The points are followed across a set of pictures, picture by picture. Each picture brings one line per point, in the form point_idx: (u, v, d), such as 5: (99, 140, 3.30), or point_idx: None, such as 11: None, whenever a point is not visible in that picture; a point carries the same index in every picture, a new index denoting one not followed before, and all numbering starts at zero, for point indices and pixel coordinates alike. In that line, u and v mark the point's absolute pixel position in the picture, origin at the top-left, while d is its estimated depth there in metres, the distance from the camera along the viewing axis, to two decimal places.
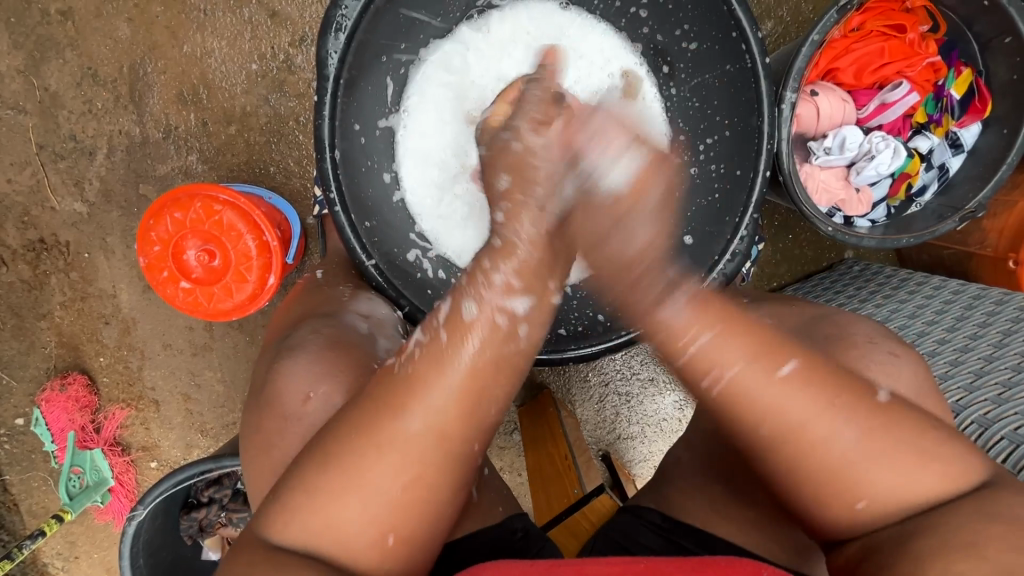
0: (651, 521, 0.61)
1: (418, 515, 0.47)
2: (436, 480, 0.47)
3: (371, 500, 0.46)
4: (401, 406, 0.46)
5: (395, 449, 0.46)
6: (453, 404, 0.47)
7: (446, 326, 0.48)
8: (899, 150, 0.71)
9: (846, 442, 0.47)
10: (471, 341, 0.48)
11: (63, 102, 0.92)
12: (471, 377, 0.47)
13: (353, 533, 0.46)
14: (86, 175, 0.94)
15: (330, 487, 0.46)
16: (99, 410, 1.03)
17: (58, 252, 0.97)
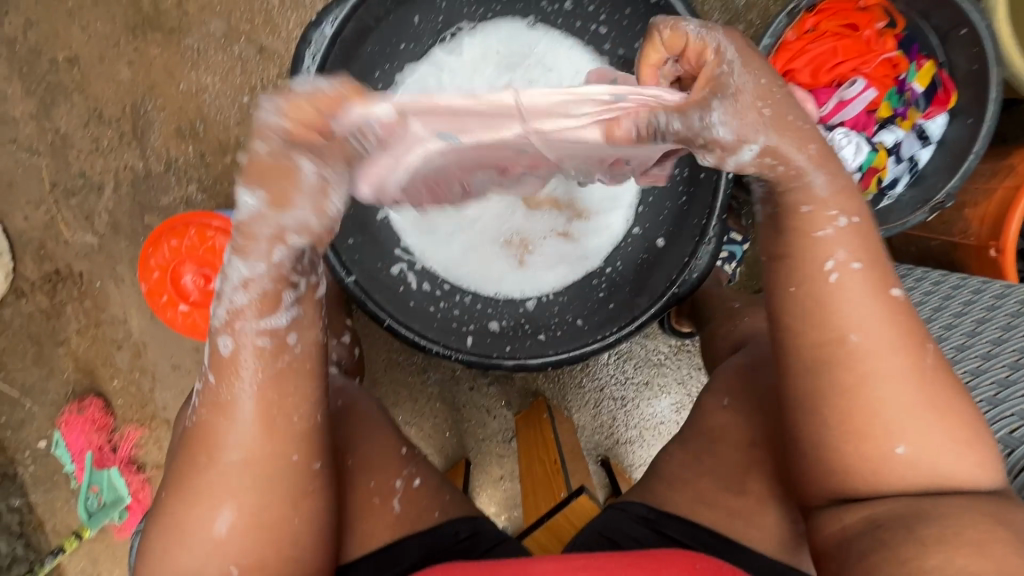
0: (636, 512, 0.60)
1: (266, 544, 0.46)
2: (270, 505, 0.46)
3: (208, 539, 0.45)
4: (206, 452, 0.45)
5: (213, 489, 0.45)
6: (252, 430, 0.45)
7: (212, 366, 0.45)
8: (861, 145, 0.71)
9: (897, 406, 0.43)
10: (246, 369, 0.44)
11: (73, 142, 0.98)
12: (257, 400, 0.45)
13: (204, 572, 0.45)
14: (96, 209, 1.00)
15: (163, 542, 0.46)
16: (115, 430, 1.08)
17: (72, 282, 1.03)
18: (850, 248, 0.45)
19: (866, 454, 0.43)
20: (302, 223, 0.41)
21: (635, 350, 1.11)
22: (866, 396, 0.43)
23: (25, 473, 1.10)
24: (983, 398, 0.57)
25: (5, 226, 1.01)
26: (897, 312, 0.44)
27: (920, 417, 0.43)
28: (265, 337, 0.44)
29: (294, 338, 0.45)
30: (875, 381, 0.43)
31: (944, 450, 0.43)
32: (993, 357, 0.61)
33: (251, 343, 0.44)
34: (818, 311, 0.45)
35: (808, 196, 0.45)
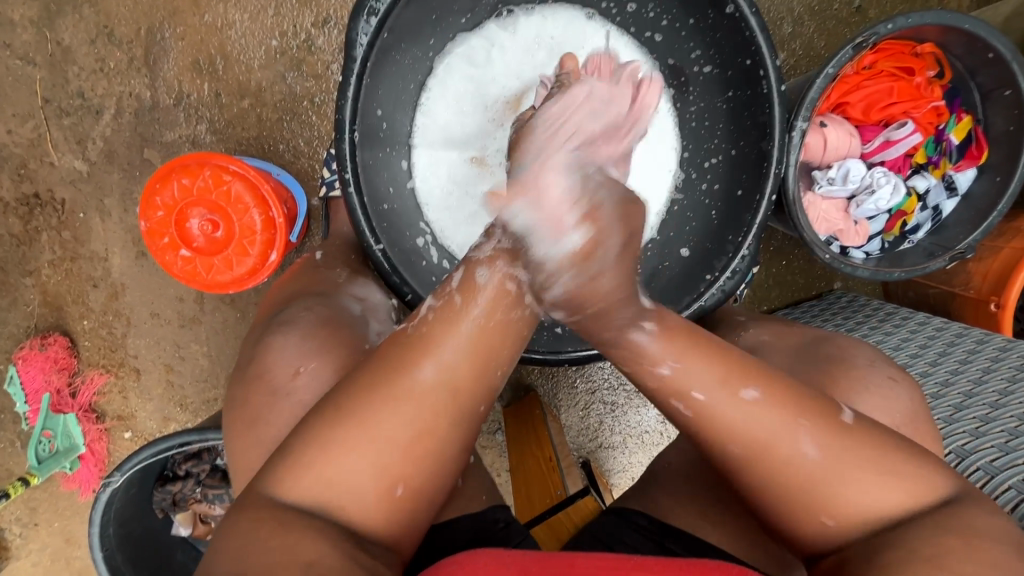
0: (636, 522, 0.60)
1: (429, 469, 0.48)
2: (448, 431, 0.49)
3: (381, 450, 0.47)
4: (416, 359, 0.48)
5: (411, 400, 0.47)
6: (465, 359, 0.49)
7: (458, 290, 0.51)
8: (899, 187, 0.74)
9: (808, 461, 0.48)
10: (481, 301, 0.50)
11: (75, 58, 0.90)
12: (482, 332, 0.50)
13: (365, 484, 0.47)
14: (90, 134, 0.93)
15: (340, 441, 0.46)
16: (77, 374, 1.01)
17: (52, 209, 0.95)
18: (678, 389, 0.51)
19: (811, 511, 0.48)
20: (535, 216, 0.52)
21: None
22: (782, 473, 0.49)
23: None
24: (994, 444, 0.60)
25: None
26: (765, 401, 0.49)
27: (844, 468, 0.48)
28: (499, 293, 0.50)
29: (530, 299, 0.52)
30: (773, 453, 0.49)
31: (867, 484, 0.47)
32: (1001, 407, 0.64)
33: (482, 274, 0.51)
34: (717, 428, 0.50)
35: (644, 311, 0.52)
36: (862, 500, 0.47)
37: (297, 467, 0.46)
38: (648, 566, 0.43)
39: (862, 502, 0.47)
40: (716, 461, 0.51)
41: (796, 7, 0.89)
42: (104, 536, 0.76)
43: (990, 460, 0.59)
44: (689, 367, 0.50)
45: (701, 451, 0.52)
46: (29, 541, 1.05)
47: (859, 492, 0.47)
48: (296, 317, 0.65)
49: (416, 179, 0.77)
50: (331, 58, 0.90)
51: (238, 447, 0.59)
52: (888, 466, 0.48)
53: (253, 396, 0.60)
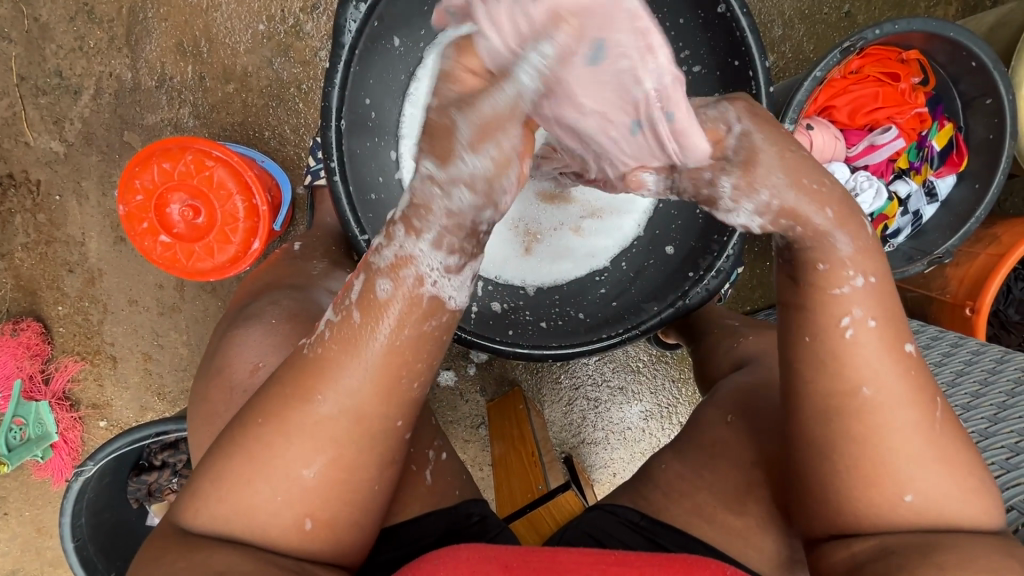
0: (628, 519, 0.60)
1: (344, 500, 0.45)
2: (360, 459, 0.44)
3: (286, 483, 0.43)
4: (310, 389, 0.43)
5: (307, 432, 0.43)
6: (369, 384, 0.44)
7: (358, 304, 0.44)
8: (881, 191, 0.75)
9: (914, 442, 0.46)
10: (387, 319, 0.43)
11: (53, 35, 0.88)
12: (386, 356, 0.44)
13: (269, 520, 0.43)
14: (68, 115, 0.90)
15: (238, 472, 0.44)
16: (51, 360, 0.99)
17: (27, 190, 0.92)
18: (851, 312, 0.46)
19: (878, 496, 0.46)
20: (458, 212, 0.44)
21: (617, 355, 1.12)
22: (880, 443, 0.46)
23: None
24: (1005, 445, 0.59)
25: None
26: (908, 366, 0.47)
27: (924, 470, 0.46)
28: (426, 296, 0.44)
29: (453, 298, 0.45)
30: (879, 419, 0.46)
31: (938, 488, 0.46)
32: (973, 409, 0.65)
33: (380, 289, 0.44)
34: (835, 363, 0.47)
35: (828, 252, 0.47)
36: (942, 494, 0.46)
37: (199, 499, 0.44)
38: (634, 562, 0.43)
39: (938, 497, 0.45)
40: (802, 399, 0.48)
41: (787, 10, 0.90)
42: (76, 525, 0.74)
43: (1007, 458, 0.58)
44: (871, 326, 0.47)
45: (806, 391, 0.48)
46: None
47: (936, 486, 0.46)
48: (263, 310, 0.64)
49: (404, 169, 0.76)
50: (319, 44, 0.89)
51: (201, 443, 0.57)
52: (973, 477, 0.46)
53: (214, 391, 0.59)
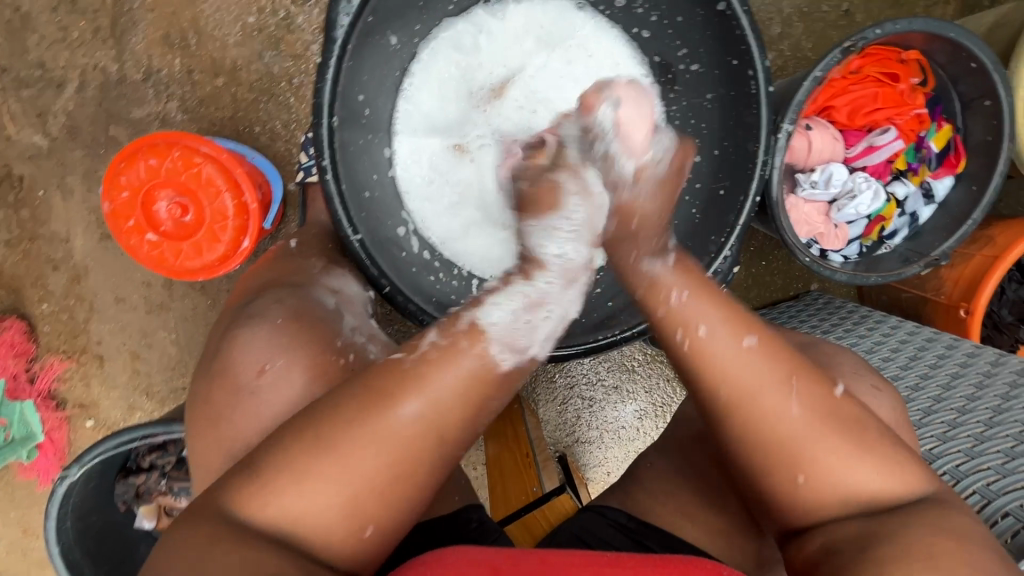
0: (616, 520, 0.59)
1: (403, 510, 0.48)
2: (426, 476, 0.48)
3: (357, 490, 0.46)
4: (403, 400, 0.46)
5: (393, 441, 0.46)
6: (456, 405, 0.48)
7: (465, 334, 0.49)
8: (879, 193, 0.74)
9: (798, 423, 0.49)
10: (484, 343, 0.49)
11: (36, 27, 0.85)
12: (475, 382, 0.48)
13: (333, 522, 0.46)
14: (51, 108, 0.88)
15: (319, 471, 0.45)
16: (36, 360, 0.97)
17: (9, 185, 0.90)
18: (686, 320, 0.52)
19: (798, 485, 0.49)
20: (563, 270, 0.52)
21: (612, 354, 1.11)
22: (777, 431, 0.49)
23: None
24: (1000, 450, 0.59)
25: None
26: (786, 358, 0.51)
27: (841, 455, 0.48)
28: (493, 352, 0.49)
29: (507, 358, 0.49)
30: (763, 406, 0.49)
31: (864, 468, 0.48)
32: (968, 412, 0.65)
33: (489, 321, 0.49)
34: (729, 384, 0.50)
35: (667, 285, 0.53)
36: (835, 474, 0.48)
37: (265, 496, 0.45)
38: (632, 565, 0.42)
39: (861, 479, 0.48)
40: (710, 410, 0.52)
41: (785, 8, 0.89)
42: (60, 529, 0.73)
43: (1002, 462, 0.58)
44: (759, 344, 0.51)
45: (702, 396, 0.52)
46: None
47: (831, 466, 0.48)
48: (267, 308, 0.62)
49: (397, 167, 0.74)
50: (311, 38, 0.87)
51: (212, 447, 0.57)
52: (866, 449, 0.49)
53: (219, 393, 0.58)
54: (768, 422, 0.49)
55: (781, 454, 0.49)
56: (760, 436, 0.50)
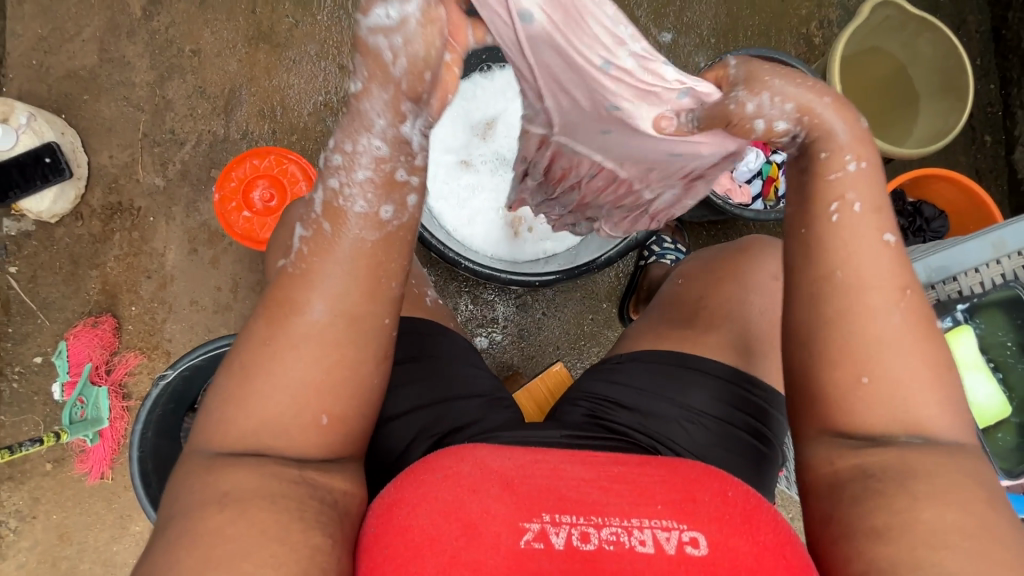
0: (609, 360, 0.79)
1: (345, 396, 0.53)
2: (355, 357, 0.53)
3: (293, 389, 0.52)
4: (296, 304, 0.53)
5: (306, 339, 0.52)
6: (352, 286, 0.53)
7: (325, 216, 0.54)
8: (760, 156, 1.07)
9: (895, 331, 0.52)
10: (351, 223, 0.54)
11: (173, 108, 1.22)
12: (358, 252, 0.54)
13: (286, 425, 0.52)
14: (172, 159, 1.21)
15: (252, 390, 0.52)
16: (116, 354, 1.16)
17: (129, 214, 1.19)
18: (840, 194, 0.54)
19: (847, 387, 0.53)
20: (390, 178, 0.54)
21: (600, 339, 1.27)
22: (844, 329, 0.53)
23: (7, 389, 1.15)
24: None
25: (90, 159, 1.19)
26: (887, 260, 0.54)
27: (906, 377, 0.52)
28: (363, 217, 0.54)
29: (389, 212, 0.54)
30: (866, 304, 0.53)
31: (906, 389, 0.52)
32: None
33: (352, 207, 0.54)
34: (810, 260, 0.55)
35: (828, 141, 0.55)
36: (894, 392, 0.52)
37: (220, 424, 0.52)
38: (630, 475, 0.53)
39: (894, 394, 0.52)
40: (782, 317, 0.56)
41: None
42: (143, 435, 0.88)
43: None
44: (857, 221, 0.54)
45: (793, 273, 0.56)
46: (22, 534, 1.13)
47: (895, 379, 0.52)
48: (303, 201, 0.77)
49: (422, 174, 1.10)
50: None
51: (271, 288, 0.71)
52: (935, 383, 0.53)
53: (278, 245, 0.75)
54: (852, 326, 0.53)
55: (835, 362, 0.53)
56: (838, 347, 0.53)
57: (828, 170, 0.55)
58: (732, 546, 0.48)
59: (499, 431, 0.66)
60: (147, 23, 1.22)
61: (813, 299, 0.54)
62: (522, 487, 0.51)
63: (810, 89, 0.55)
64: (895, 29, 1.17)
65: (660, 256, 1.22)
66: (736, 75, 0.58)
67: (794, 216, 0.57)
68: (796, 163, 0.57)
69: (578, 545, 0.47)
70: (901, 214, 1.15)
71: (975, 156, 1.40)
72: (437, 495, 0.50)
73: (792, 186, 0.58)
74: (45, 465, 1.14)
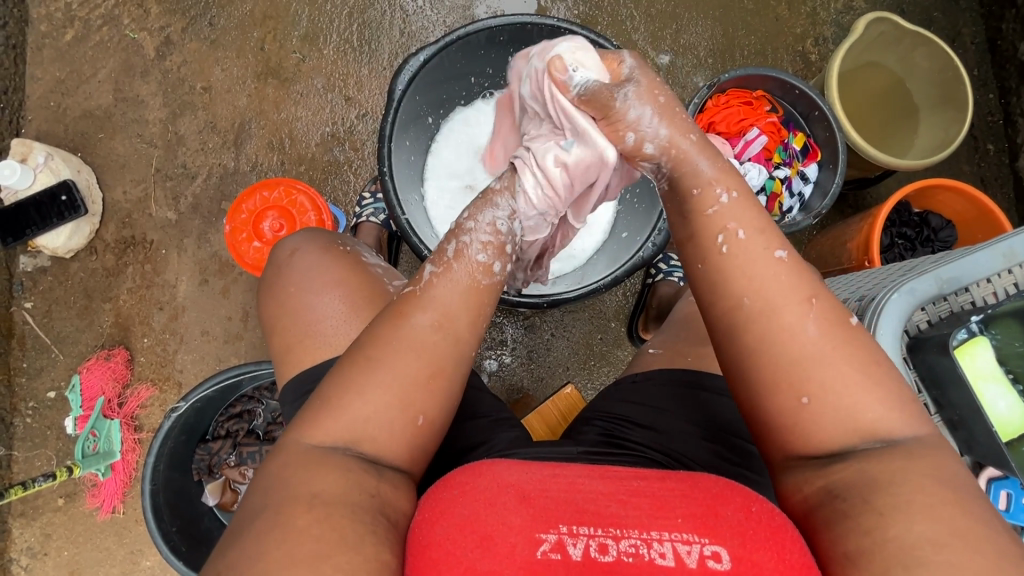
0: (624, 378, 0.79)
1: (441, 402, 0.55)
2: (453, 371, 0.56)
3: (386, 394, 0.53)
4: (410, 312, 0.56)
5: (411, 344, 0.55)
6: (461, 305, 0.57)
7: (451, 258, 0.58)
8: (762, 172, 1.08)
9: (816, 344, 0.52)
10: (465, 267, 0.58)
11: (185, 143, 1.25)
12: (471, 284, 0.58)
13: (381, 430, 0.53)
14: (184, 193, 1.24)
15: (351, 387, 0.54)
16: (129, 386, 1.17)
17: (141, 247, 1.21)
18: (723, 224, 0.57)
19: (779, 404, 0.52)
20: (495, 242, 0.59)
21: (610, 358, 1.27)
22: (776, 347, 0.53)
23: (21, 424, 1.15)
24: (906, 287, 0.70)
25: (105, 196, 1.22)
26: (793, 269, 0.55)
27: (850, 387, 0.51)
28: (478, 266, 0.58)
29: (499, 267, 0.59)
30: (772, 319, 0.53)
31: (845, 399, 0.51)
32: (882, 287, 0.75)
33: (470, 257, 0.58)
34: (721, 279, 0.56)
35: (698, 178, 0.58)
36: (839, 399, 0.51)
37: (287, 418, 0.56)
38: (647, 489, 0.51)
39: (824, 405, 0.51)
40: (715, 326, 0.57)
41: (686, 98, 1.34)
42: (156, 469, 0.87)
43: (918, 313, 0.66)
44: (741, 241, 0.56)
45: (706, 311, 0.57)
46: (33, 572, 1.12)
47: (828, 381, 0.51)
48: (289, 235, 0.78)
49: (427, 202, 1.11)
50: (366, 138, 1.28)
51: (270, 327, 0.72)
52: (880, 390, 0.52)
53: (264, 282, 0.75)
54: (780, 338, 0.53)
55: (769, 375, 0.53)
56: (771, 355, 0.53)
57: (708, 206, 0.57)
58: (755, 563, 0.46)
59: (522, 448, 0.66)
60: (160, 63, 1.26)
61: (723, 316, 0.56)
62: (539, 500, 0.49)
63: (666, 127, 0.59)
64: (890, 43, 1.18)
65: (668, 273, 1.23)
66: (629, 72, 0.61)
67: (689, 251, 0.59)
68: (668, 198, 0.60)
69: (596, 557, 0.46)
70: (906, 224, 1.16)
71: (979, 165, 1.40)
72: (455, 510, 0.49)
73: (676, 218, 0.60)
74: (57, 500, 1.13)
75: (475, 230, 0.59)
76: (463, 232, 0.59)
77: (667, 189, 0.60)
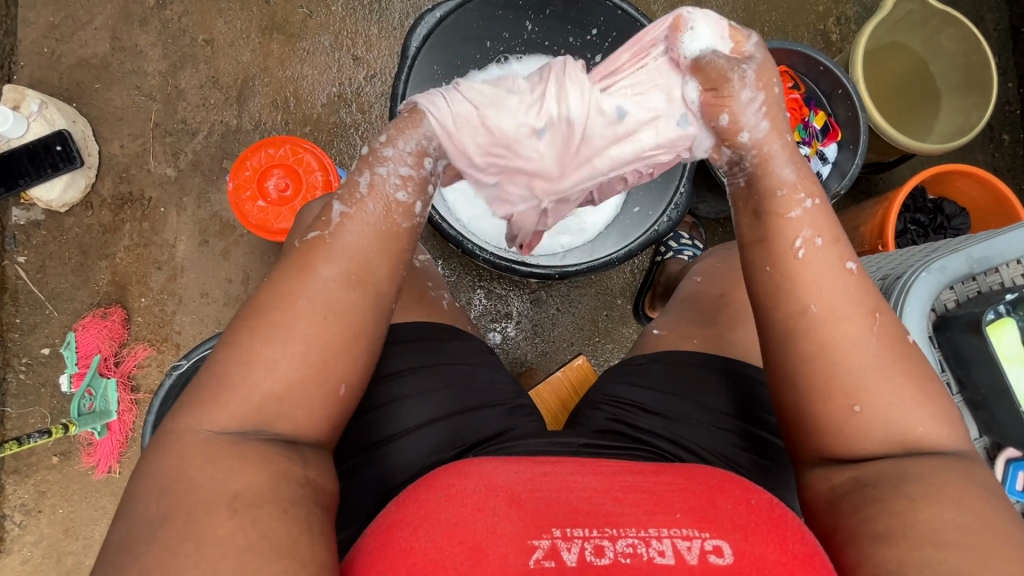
0: (633, 359, 0.76)
1: (362, 363, 0.53)
2: (375, 328, 0.53)
3: (297, 356, 0.50)
4: (318, 265, 0.52)
5: (320, 295, 0.51)
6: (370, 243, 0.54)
7: (367, 195, 0.56)
8: None
9: (875, 357, 0.53)
10: (376, 206, 0.55)
11: (185, 97, 1.20)
12: (381, 231, 0.55)
13: (304, 399, 0.50)
14: (184, 150, 1.19)
15: (249, 352, 0.50)
16: (125, 345, 1.14)
17: (139, 205, 1.17)
18: (804, 225, 0.55)
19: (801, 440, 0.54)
20: (408, 177, 0.57)
21: (615, 334, 1.25)
22: (826, 362, 0.53)
23: (14, 381, 1.13)
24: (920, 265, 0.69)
25: (101, 148, 1.18)
26: (853, 281, 0.54)
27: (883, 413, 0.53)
28: (399, 203, 0.56)
29: (419, 208, 0.57)
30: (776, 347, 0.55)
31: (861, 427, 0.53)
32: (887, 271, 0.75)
33: (391, 192, 0.56)
34: (786, 287, 0.55)
35: (781, 183, 0.57)
36: (879, 422, 0.52)
37: (230, 398, 0.49)
38: (640, 483, 0.51)
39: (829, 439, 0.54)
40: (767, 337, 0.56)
41: None
42: (156, 428, 0.86)
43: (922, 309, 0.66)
44: (818, 249, 0.55)
45: (762, 315, 0.56)
46: (26, 530, 1.11)
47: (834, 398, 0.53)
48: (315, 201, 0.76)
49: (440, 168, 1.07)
50: (374, 100, 1.23)
51: None
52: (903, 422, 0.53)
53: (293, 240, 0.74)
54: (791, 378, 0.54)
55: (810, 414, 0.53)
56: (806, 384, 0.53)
57: (796, 198, 0.56)
58: (757, 554, 0.45)
59: (519, 441, 0.64)
60: (160, 12, 1.21)
61: (783, 300, 0.55)
62: (529, 502, 0.48)
63: (768, 125, 0.57)
64: (916, 23, 1.16)
65: (677, 252, 1.22)
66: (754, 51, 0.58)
67: (754, 248, 0.57)
68: (745, 197, 0.58)
69: (592, 560, 0.44)
70: (921, 210, 1.15)
71: (994, 155, 1.39)
72: (442, 516, 0.47)
73: (745, 219, 0.58)
74: (51, 458, 1.12)
75: (386, 150, 0.57)
76: (374, 159, 0.57)
77: (744, 188, 0.58)
